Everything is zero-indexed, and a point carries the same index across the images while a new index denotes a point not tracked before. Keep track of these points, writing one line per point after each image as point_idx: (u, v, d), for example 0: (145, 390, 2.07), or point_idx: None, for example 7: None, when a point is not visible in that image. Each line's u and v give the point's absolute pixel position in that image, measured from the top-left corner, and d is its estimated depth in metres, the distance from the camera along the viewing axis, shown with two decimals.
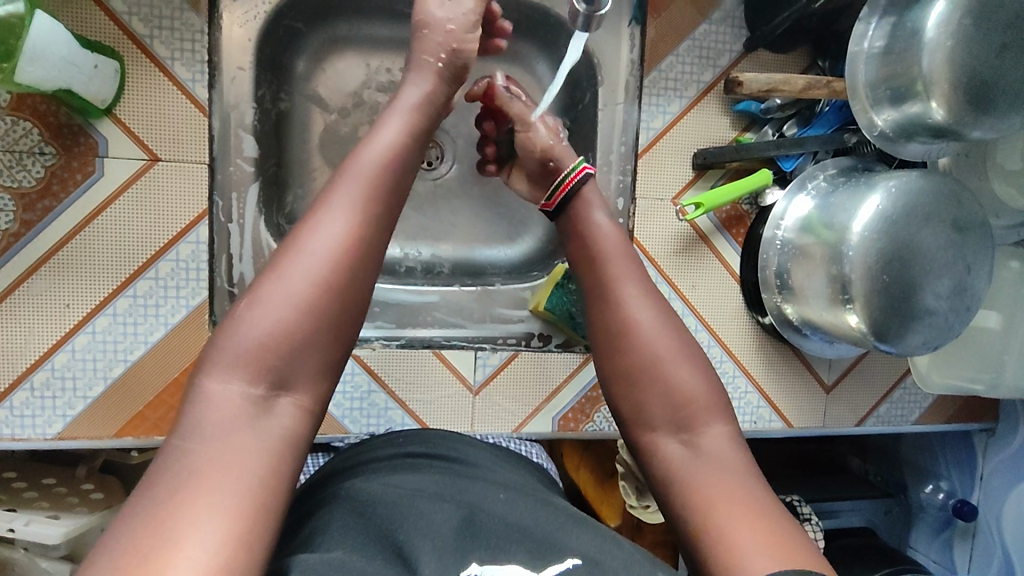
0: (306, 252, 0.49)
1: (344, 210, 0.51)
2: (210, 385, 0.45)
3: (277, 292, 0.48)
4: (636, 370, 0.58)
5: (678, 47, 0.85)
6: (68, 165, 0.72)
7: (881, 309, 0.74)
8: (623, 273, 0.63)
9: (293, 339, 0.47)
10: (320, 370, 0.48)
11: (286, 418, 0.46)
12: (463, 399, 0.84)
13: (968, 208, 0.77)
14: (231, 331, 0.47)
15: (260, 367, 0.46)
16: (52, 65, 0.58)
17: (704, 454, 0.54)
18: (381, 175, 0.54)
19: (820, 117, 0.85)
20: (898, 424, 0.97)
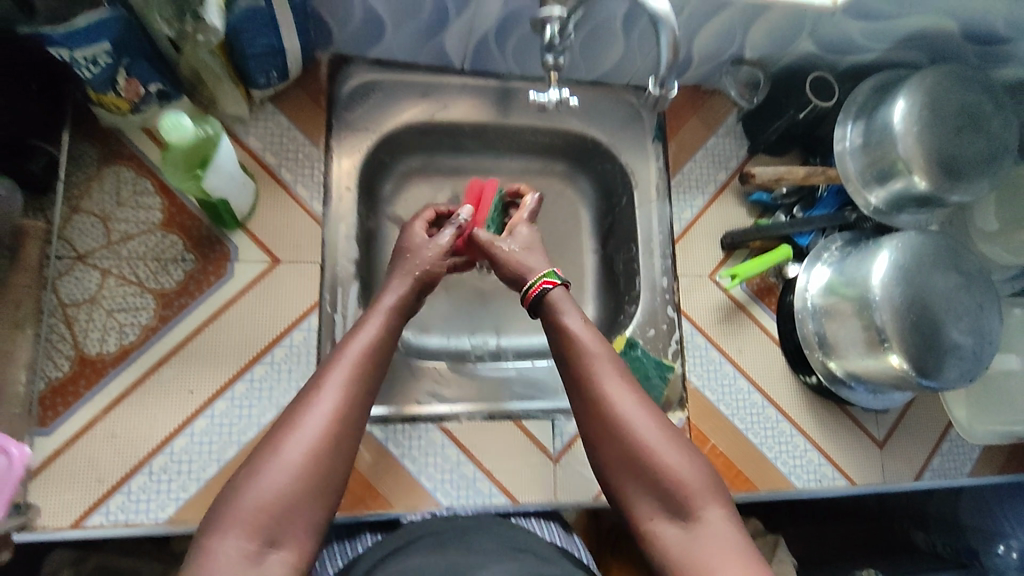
0: (302, 427, 0.63)
1: (348, 368, 0.68)
2: (212, 544, 0.56)
3: (272, 468, 0.60)
4: (617, 447, 0.68)
5: (694, 155, 1.05)
6: (204, 269, 0.85)
7: (915, 345, 0.84)
8: (606, 373, 0.72)
9: (293, 488, 0.60)
10: (307, 526, 0.60)
11: (276, 569, 0.57)
12: (544, 466, 0.89)
13: (964, 257, 0.91)
14: (238, 502, 0.58)
15: (263, 525, 0.58)
16: (228, 179, 0.74)
17: (696, 538, 0.64)
18: (366, 357, 0.69)
19: (821, 201, 1.02)
20: (956, 478, 1.00)
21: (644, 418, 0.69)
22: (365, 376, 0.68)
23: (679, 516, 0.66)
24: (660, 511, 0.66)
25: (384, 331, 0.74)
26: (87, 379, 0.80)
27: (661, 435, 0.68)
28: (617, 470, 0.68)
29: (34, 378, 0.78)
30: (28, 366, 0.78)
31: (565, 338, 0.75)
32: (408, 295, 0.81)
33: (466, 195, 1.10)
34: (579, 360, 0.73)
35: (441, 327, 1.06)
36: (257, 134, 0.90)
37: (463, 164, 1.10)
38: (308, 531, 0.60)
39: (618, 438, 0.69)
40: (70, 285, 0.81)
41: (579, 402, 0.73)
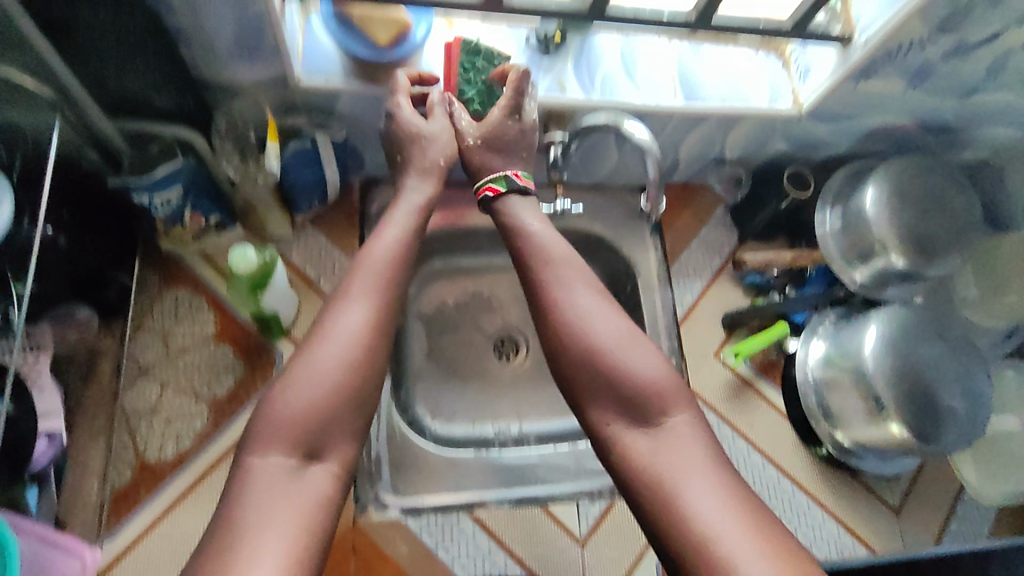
0: (332, 335, 0.70)
1: (361, 297, 0.73)
2: (256, 459, 0.64)
3: (306, 376, 0.68)
4: (586, 357, 0.74)
5: (689, 245, 1.16)
6: (252, 376, 0.94)
7: (911, 414, 0.91)
8: (570, 281, 0.79)
9: (325, 402, 0.68)
10: (344, 433, 0.68)
11: (319, 479, 0.65)
12: (572, 550, 0.96)
13: (949, 326, 0.98)
14: (273, 415, 0.66)
15: (296, 438, 0.66)
16: (281, 295, 0.86)
17: (662, 440, 0.69)
18: (384, 266, 0.77)
19: (811, 280, 1.11)
20: (975, 540, 1.03)
21: (610, 323, 0.76)
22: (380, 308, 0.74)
23: (641, 417, 0.71)
24: (624, 414, 0.72)
25: (405, 235, 0.80)
26: (146, 485, 0.87)
27: (624, 339, 0.75)
28: (589, 380, 0.74)
29: (102, 487, 0.86)
30: (98, 475, 0.86)
31: (525, 259, 0.81)
32: (433, 194, 0.86)
33: (484, 292, 1.21)
34: (544, 276, 0.79)
35: (465, 416, 1.12)
36: (297, 251, 1.01)
37: (478, 262, 1.21)
38: (346, 437, 0.69)
39: (581, 351, 0.75)
40: (132, 397, 0.90)
41: (543, 312, 0.79)
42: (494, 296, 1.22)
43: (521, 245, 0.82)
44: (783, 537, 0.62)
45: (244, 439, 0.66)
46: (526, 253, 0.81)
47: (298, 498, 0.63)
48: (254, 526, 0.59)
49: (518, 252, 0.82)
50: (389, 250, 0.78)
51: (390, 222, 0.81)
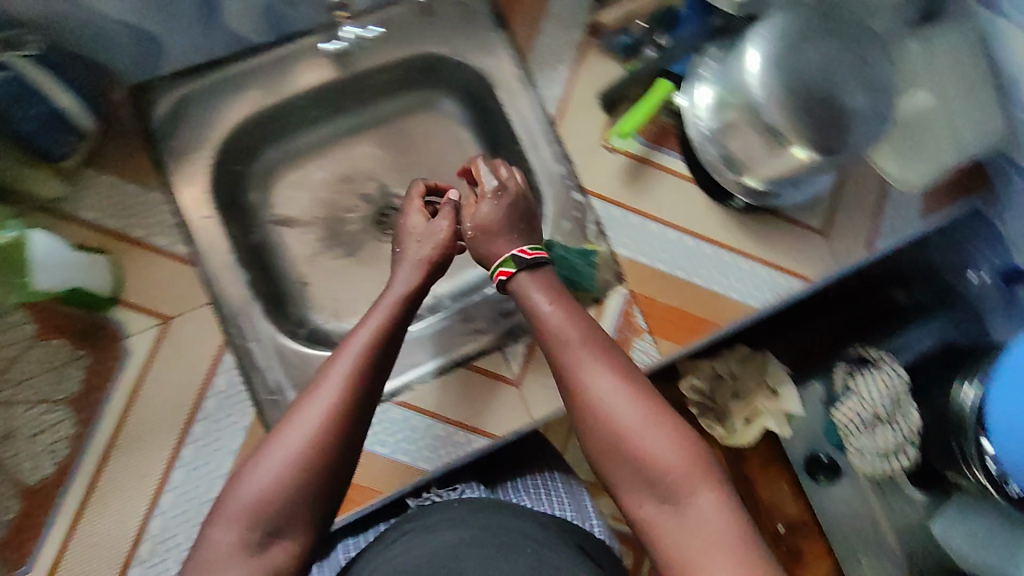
0: (299, 421, 0.59)
1: (341, 373, 0.62)
2: (216, 535, 0.56)
3: (276, 453, 0.58)
4: (592, 428, 0.60)
5: (541, 28, 0.96)
6: (100, 357, 0.82)
7: (812, 129, 0.78)
8: (582, 355, 0.63)
9: (299, 474, 0.57)
10: (307, 520, 0.58)
11: (278, 560, 0.56)
12: (511, 394, 0.90)
13: (840, 20, 0.83)
14: (230, 501, 0.57)
15: (257, 518, 0.56)
16: (64, 271, 0.76)
17: (689, 526, 0.56)
18: (374, 349, 0.64)
19: (684, 17, 0.93)
20: (908, 233, 0.99)
21: (629, 400, 0.60)
22: (364, 381, 0.62)
23: (664, 498, 0.57)
24: (645, 491, 0.58)
25: (398, 313, 0.69)
26: (41, 508, 0.79)
27: (642, 411, 0.60)
28: (598, 452, 0.61)
29: None
30: None
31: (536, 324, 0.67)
32: (424, 283, 0.75)
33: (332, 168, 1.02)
34: (553, 336, 0.65)
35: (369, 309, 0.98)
36: (88, 204, 0.83)
37: (320, 137, 1.01)
38: (313, 520, 0.58)
39: (591, 420, 0.61)
40: None
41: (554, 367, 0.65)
42: (357, 167, 1.02)
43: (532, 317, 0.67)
44: None
45: (210, 509, 0.58)
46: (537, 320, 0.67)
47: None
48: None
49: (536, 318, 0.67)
50: (374, 337, 0.65)
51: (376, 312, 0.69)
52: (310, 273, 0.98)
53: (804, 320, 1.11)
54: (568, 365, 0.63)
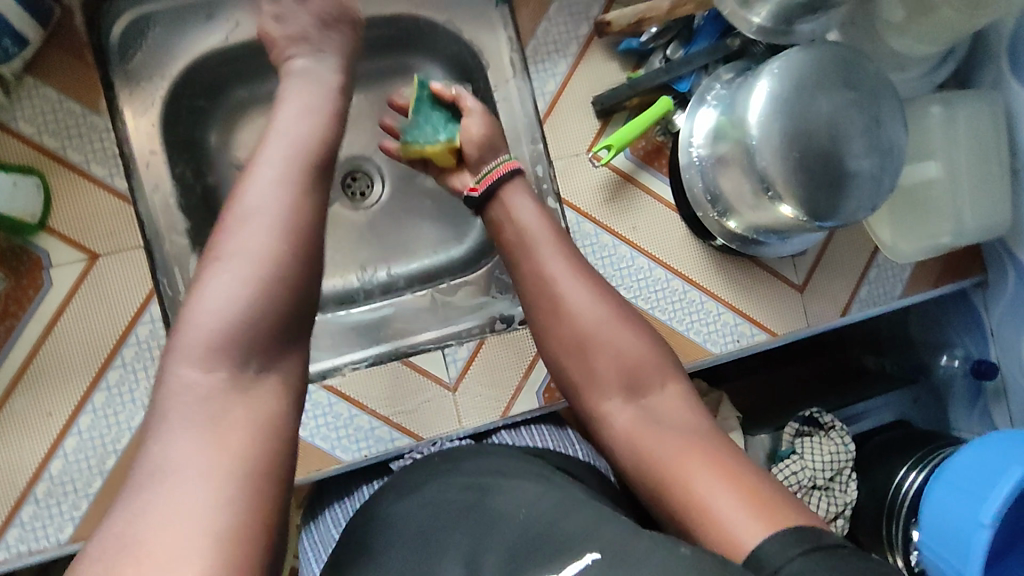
0: (250, 230, 0.54)
1: (281, 182, 0.57)
2: (184, 375, 0.50)
3: (231, 268, 0.53)
4: (564, 328, 0.71)
5: (548, 12, 0.87)
6: (19, 284, 0.77)
7: (804, 186, 0.72)
8: (558, 268, 0.73)
9: (263, 294, 0.53)
10: (286, 342, 0.54)
11: (271, 388, 0.52)
12: (444, 397, 0.85)
13: (860, 67, 0.74)
14: (186, 337, 0.52)
15: (229, 347, 0.51)
16: None
17: (654, 411, 0.67)
18: (304, 148, 0.60)
19: (700, 32, 0.86)
20: (886, 303, 0.93)
21: (596, 302, 0.71)
22: (302, 185, 0.57)
23: (634, 391, 0.68)
24: (619, 389, 0.68)
25: (320, 113, 0.64)
26: None
27: (610, 312, 0.71)
28: (565, 345, 0.71)
29: None
30: None
31: (520, 239, 0.75)
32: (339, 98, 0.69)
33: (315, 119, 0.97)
34: (538, 248, 0.74)
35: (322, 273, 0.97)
36: (25, 116, 0.77)
37: None
38: (291, 335, 0.55)
39: (571, 324, 0.71)
40: None
41: (535, 281, 0.74)
42: None
43: (517, 230, 0.76)
44: (792, 509, 0.56)
45: (165, 356, 0.52)
46: (520, 235, 0.75)
47: (239, 415, 0.50)
48: (164, 436, 0.48)
49: (520, 234, 0.75)
50: (303, 139, 0.60)
51: (290, 108, 0.64)
52: None
53: (768, 366, 1.16)
54: (545, 275, 0.73)
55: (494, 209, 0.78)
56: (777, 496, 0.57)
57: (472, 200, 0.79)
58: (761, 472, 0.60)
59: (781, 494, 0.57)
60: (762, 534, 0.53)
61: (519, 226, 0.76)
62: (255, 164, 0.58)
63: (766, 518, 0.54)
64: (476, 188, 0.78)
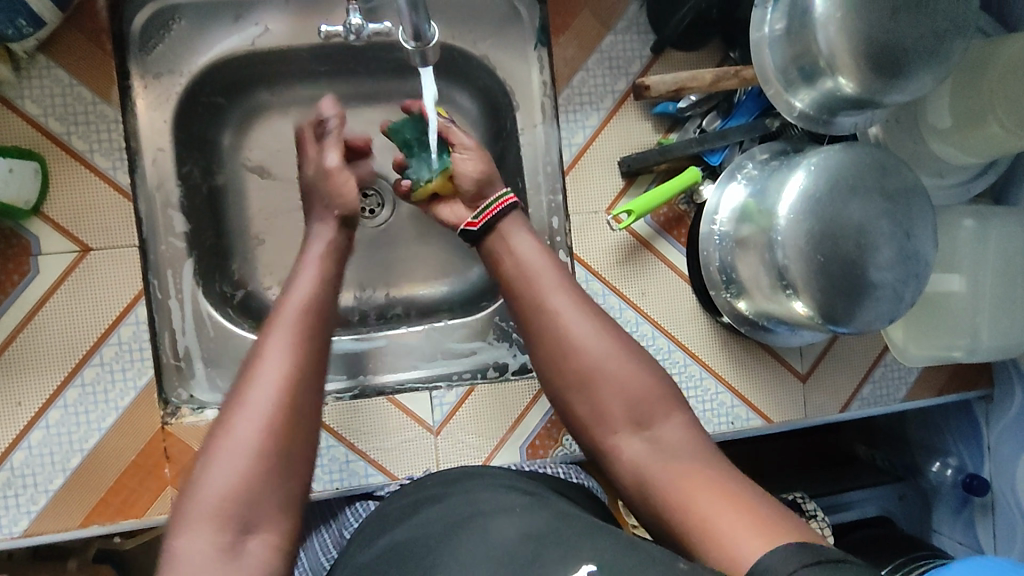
0: (250, 403, 0.54)
1: (282, 352, 0.57)
2: (179, 547, 0.49)
3: (228, 448, 0.52)
4: (569, 361, 0.63)
5: (587, 61, 0.85)
6: (4, 267, 0.74)
7: (823, 290, 0.70)
8: (560, 300, 0.66)
9: (256, 464, 0.52)
10: (281, 505, 0.53)
11: (260, 557, 0.50)
12: (425, 440, 0.83)
13: (895, 174, 0.72)
14: (188, 509, 0.51)
15: (226, 517, 0.50)
16: None
17: (664, 446, 0.59)
18: (308, 319, 0.61)
19: (740, 106, 0.84)
20: (886, 405, 0.91)
21: (601, 332, 0.64)
22: (304, 353, 0.58)
23: (640, 424, 0.61)
24: (624, 422, 0.61)
25: (326, 285, 0.66)
26: None
27: (613, 343, 0.64)
28: (569, 378, 0.63)
29: None
30: None
31: (520, 271, 0.69)
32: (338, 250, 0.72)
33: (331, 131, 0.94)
34: (539, 279, 0.67)
35: None
36: (33, 96, 0.74)
37: (319, 92, 0.92)
38: (282, 507, 0.53)
39: (575, 355, 0.63)
40: None
41: (532, 312, 0.66)
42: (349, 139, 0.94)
43: (521, 266, 0.69)
44: (797, 528, 0.51)
45: (168, 526, 0.51)
46: (519, 267, 0.69)
47: None
48: None
49: (521, 268, 0.69)
50: (306, 305, 0.62)
51: (299, 277, 0.66)
52: (267, 231, 0.93)
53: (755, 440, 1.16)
54: (545, 305, 0.66)
55: (493, 243, 0.72)
56: (779, 511, 0.53)
57: (472, 234, 0.74)
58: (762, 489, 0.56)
59: (783, 514, 0.53)
60: (763, 548, 0.49)
61: (519, 260, 0.69)
62: (261, 335, 0.60)
63: (775, 539, 0.50)
64: (476, 222, 0.73)
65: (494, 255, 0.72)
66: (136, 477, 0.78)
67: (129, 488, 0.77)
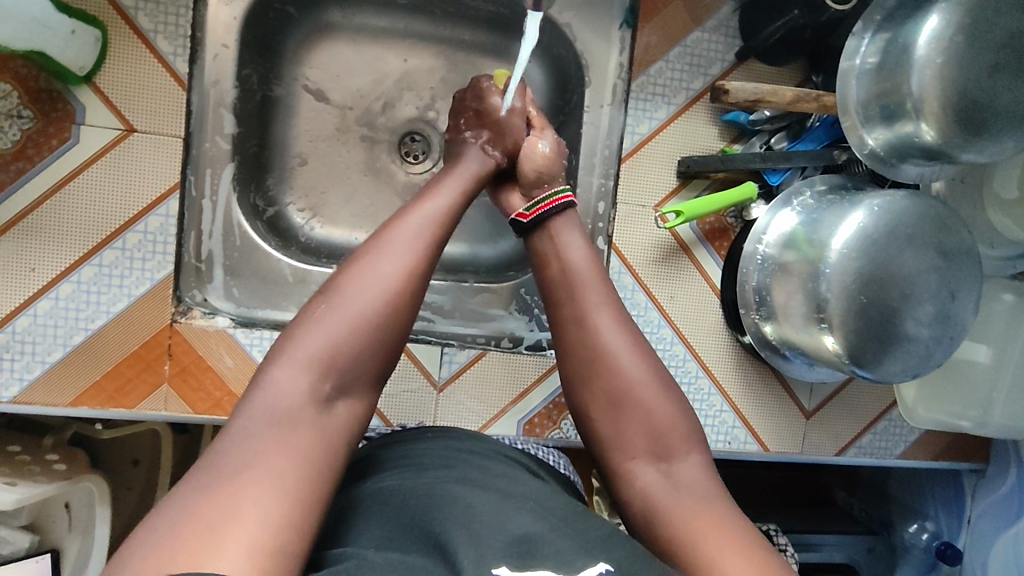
0: (378, 270, 0.55)
1: (419, 233, 0.58)
2: (279, 377, 0.48)
3: (349, 305, 0.52)
4: (605, 383, 0.62)
5: (669, 52, 0.83)
6: (44, 130, 0.72)
7: (857, 331, 0.69)
8: (610, 308, 0.65)
9: (367, 329, 0.52)
10: (371, 384, 0.52)
11: (344, 421, 0.50)
12: (427, 394, 0.82)
13: (954, 234, 0.71)
14: (296, 346, 0.50)
15: (330, 368, 0.50)
16: (22, 25, 0.65)
17: (680, 482, 0.56)
18: (445, 213, 0.62)
19: (811, 132, 0.82)
20: (882, 458, 0.92)
21: (642, 354, 0.63)
22: (435, 243, 0.59)
23: (660, 454, 0.58)
24: (644, 450, 0.59)
25: (462, 195, 0.67)
26: None
27: (651, 373, 0.62)
28: (597, 396, 0.62)
29: None
30: None
31: (571, 274, 0.68)
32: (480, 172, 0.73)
33: (394, 67, 0.92)
34: (585, 291, 0.66)
35: (351, 222, 0.93)
36: None
37: (391, 25, 0.90)
38: (372, 385, 0.53)
39: (608, 375, 0.62)
40: None
41: (572, 321, 0.65)
42: (412, 81, 0.92)
43: (566, 273, 0.68)
44: None
45: (267, 354, 0.50)
46: (567, 268, 0.68)
47: (317, 438, 0.47)
48: (233, 444, 0.44)
49: (569, 272, 0.68)
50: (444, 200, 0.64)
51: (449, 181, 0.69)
52: (311, 153, 0.91)
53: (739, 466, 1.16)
54: (575, 308, 0.66)
55: (543, 240, 0.72)
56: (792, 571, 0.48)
57: (522, 226, 0.74)
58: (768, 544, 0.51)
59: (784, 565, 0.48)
60: None
61: (565, 262, 0.69)
62: (398, 212, 0.61)
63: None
64: (527, 214, 0.74)
65: (546, 254, 0.70)
66: (134, 369, 0.77)
67: (125, 378, 0.76)
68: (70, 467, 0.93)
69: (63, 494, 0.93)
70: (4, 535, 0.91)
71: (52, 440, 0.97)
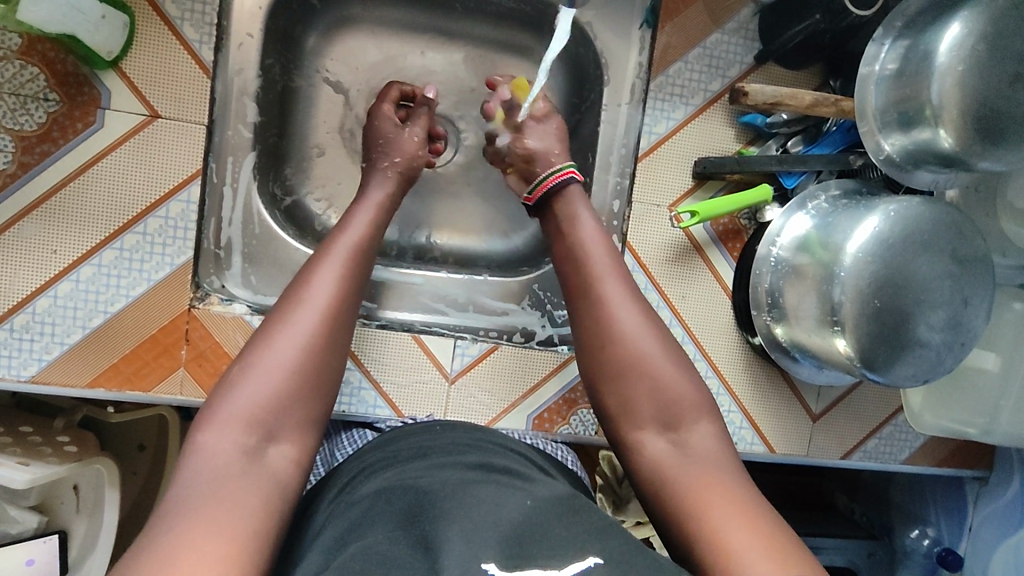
0: (297, 322, 0.57)
1: (333, 276, 0.61)
2: (206, 441, 0.50)
3: (268, 360, 0.54)
4: (611, 360, 0.62)
5: (689, 53, 0.83)
6: (70, 113, 0.72)
7: (870, 334, 0.70)
8: (620, 283, 0.66)
9: (288, 379, 0.54)
10: (304, 426, 0.54)
11: (281, 467, 0.52)
12: (438, 385, 0.83)
13: (970, 242, 0.72)
14: (221, 407, 0.52)
15: (255, 423, 0.52)
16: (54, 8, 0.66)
17: (690, 454, 0.57)
18: (356, 252, 0.64)
19: (827, 136, 0.83)
20: (886, 463, 0.92)
21: (650, 326, 0.64)
22: (350, 285, 0.61)
23: (667, 424, 0.59)
24: (653, 420, 0.60)
25: (375, 224, 0.69)
26: None
27: (659, 344, 0.63)
28: (600, 370, 0.63)
29: None
30: None
31: (578, 252, 0.69)
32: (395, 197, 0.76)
33: (414, 61, 0.92)
34: (596, 264, 0.67)
35: None
36: None
37: (411, 20, 0.91)
38: (305, 426, 0.55)
39: (614, 348, 0.63)
40: None
41: (580, 296, 0.67)
42: (430, 75, 0.93)
43: (578, 248, 0.69)
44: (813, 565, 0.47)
45: (193, 422, 0.52)
46: (578, 245, 0.69)
47: (253, 487, 0.49)
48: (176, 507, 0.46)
49: (581, 250, 0.69)
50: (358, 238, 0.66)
51: (364, 207, 0.71)
52: (329, 144, 0.92)
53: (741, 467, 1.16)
54: (585, 279, 0.67)
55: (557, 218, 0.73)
56: (800, 546, 0.49)
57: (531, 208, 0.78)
58: (779, 519, 0.51)
59: (789, 539, 0.49)
60: None
61: (578, 239, 0.70)
62: (314, 260, 0.63)
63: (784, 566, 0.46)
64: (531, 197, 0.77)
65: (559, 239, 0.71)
66: (152, 352, 0.77)
67: (143, 361, 0.77)
68: (81, 449, 0.93)
69: (72, 475, 0.94)
70: (13, 515, 0.91)
71: (64, 422, 0.97)
